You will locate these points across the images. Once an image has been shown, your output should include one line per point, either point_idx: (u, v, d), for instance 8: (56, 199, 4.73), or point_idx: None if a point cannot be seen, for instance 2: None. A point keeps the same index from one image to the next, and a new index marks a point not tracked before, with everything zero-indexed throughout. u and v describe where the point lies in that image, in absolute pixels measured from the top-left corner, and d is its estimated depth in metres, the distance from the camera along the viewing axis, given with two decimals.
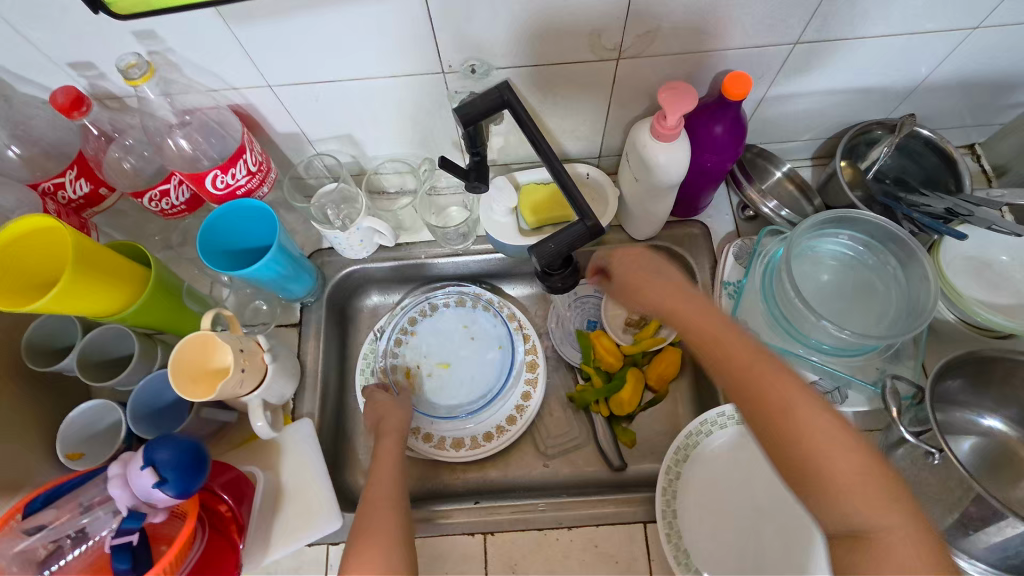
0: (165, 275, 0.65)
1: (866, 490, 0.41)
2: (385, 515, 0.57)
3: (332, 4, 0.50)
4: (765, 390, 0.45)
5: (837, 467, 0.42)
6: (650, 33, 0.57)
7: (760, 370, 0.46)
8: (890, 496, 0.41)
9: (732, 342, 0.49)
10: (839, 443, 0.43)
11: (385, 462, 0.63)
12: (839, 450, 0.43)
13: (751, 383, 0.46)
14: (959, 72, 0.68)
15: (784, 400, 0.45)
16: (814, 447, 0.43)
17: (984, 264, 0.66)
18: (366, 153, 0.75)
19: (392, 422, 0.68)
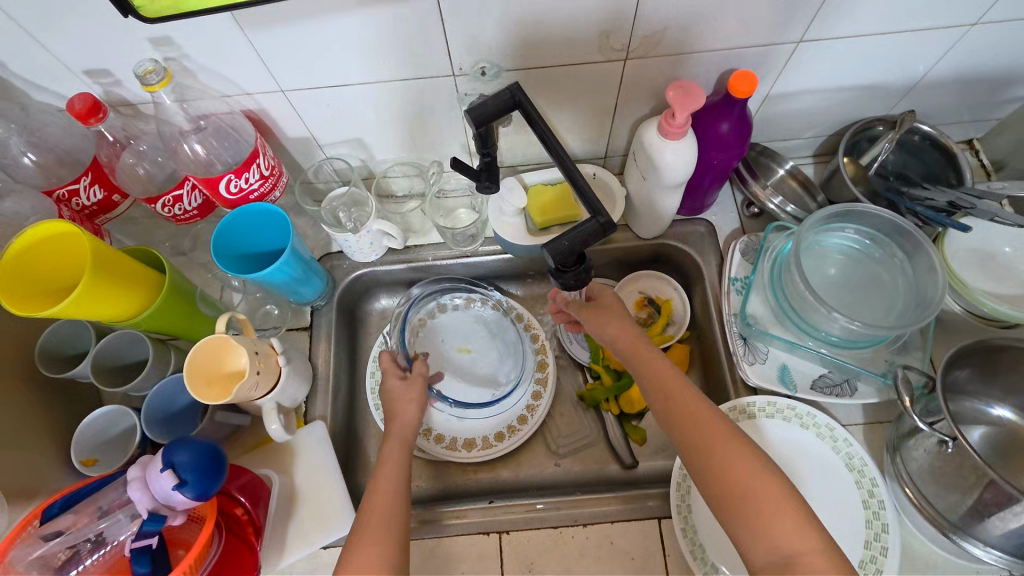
0: (179, 280, 0.65)
1: (791, 521, 0.47)
2: (387, 512, 0.55)
3: (345, 9, 0.51)
4: (705, 427, 0.53)
5: (767, 500, 0.49)
6: (657, 33, 0.58)
7: (696, 403, 0.55)
8: (812, 527, 0.47)
9: (677, 383, 0.58)
10: (768, 483, 0.50)
11: (394, 454, 0.61)
12: (768, 489, 0.49)
13: (691, 419, 0.54)
14: (958, 69, 0.69)
15: (719, 438, 0.52)
16: (748, 483, 0.50)
17: (988, 256, 0.67)
18: (375, 156, 0.75)
19: (404, 413, 0.65)
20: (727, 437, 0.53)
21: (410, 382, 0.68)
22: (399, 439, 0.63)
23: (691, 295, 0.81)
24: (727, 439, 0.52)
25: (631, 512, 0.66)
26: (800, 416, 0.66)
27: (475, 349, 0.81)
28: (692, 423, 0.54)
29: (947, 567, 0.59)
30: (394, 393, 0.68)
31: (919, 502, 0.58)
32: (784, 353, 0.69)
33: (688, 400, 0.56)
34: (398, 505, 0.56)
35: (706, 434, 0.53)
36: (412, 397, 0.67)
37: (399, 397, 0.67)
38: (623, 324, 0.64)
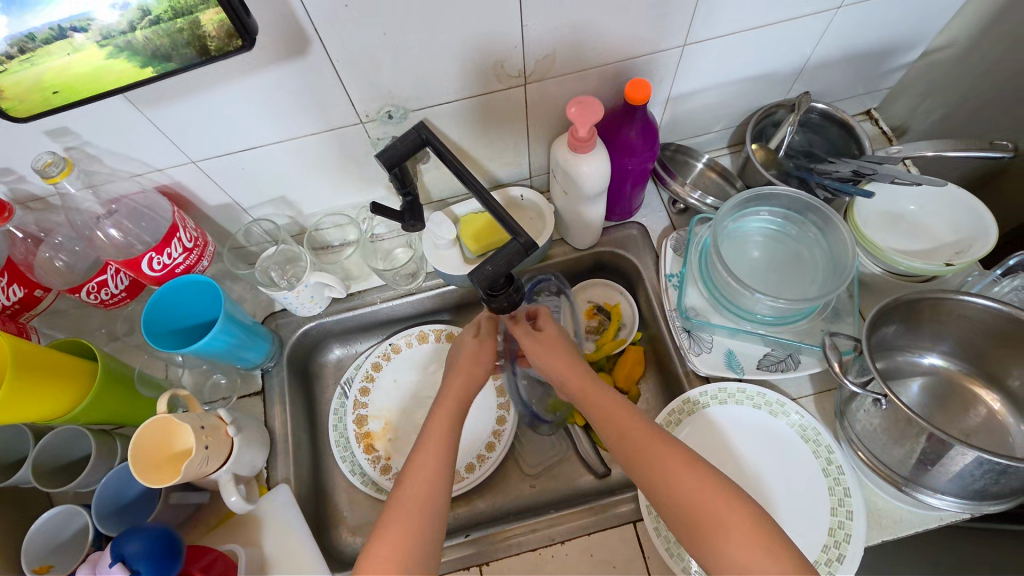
0: (114, 366, 0.64)
1: (745, 536, 0.47)
2: (421, 502, 0.54)
3: (238, 75, 0.52)
4: (650, 450, 0.54)
5: (721, 518, 0.49)
6: (548, 56, 0.61)
7: (634, 424, 0.56)
8: (762, 533, 0.47)
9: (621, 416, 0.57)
10: (725, 499, 0.49)
11: (435, 431, 0.59)
12: (720, 505, 0.49)
13: (629, 441, 0.55)
14: (838, 49, 0.74)
15: (663, 456, 0.53)
16: (693, 504, 0.50)
17: (896, 216, 0.72)
18: (303, 211, 0.76)
19: (463, 377, 0.65)
20: (673, 456, 0.53)
21: (486, 346, 0.67)
22: (446, 413, 0.61)
23: (636, 297, 0.83)
24: (676, 459, 0.53)
25: (605, 521, 0.67)
26: (751, 397, 0.68)
27: None
28: (639, 444, 0.55)
29: (912, 519, 0.61)
30: (462, 347, 0.67)
31: (873, 463, 0.60)
32: (728, 338, 0.71)
33: (632, 430, 0.56)
34: (437, 496, 0.55)
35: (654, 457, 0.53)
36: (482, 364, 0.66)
37: (464, 358, 0.66)
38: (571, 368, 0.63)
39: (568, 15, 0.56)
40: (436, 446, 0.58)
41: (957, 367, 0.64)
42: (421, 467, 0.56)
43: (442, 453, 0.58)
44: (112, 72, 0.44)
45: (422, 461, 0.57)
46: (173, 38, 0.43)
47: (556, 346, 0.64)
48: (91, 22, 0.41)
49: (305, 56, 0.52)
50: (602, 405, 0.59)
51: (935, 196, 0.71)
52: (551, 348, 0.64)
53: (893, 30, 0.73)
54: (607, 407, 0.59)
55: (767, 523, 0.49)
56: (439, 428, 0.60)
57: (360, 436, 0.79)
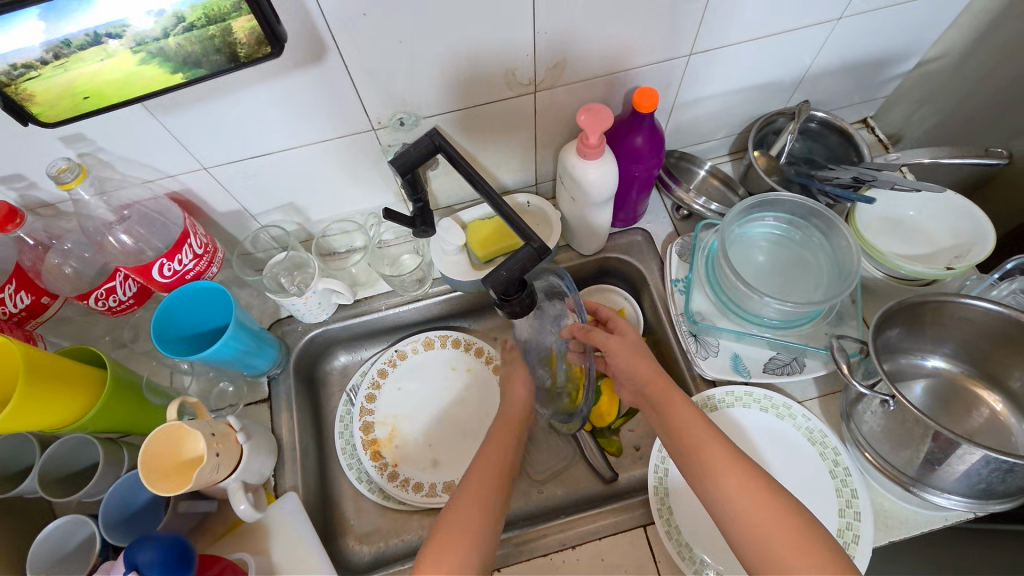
0: (123, 375, 0.63)
1: (791, 541, 0.48)
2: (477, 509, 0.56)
3: (257, 82, 0.53)
4: (709, 455, 0.54)
5: (769, 523, 0.49)
6: (560, 64, 0.61)
7: (698, 426, 0.57)
8: (800, 534, 0.48)
9: (685, 415, 0.58)
10: (774, 506, 0.50)
11: (495, 445, 0.63)
12: (769, 512, 0.50)
13: (691, 443, 0.56)
14: (836, 59, 0.75)
15: (722, 461, 0.54)
16: (747, 508, 0.51)
17: (896, 222, 0.74)
18: (310, 217, 0.76)
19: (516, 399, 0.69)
20: (726, 459, 0.54)
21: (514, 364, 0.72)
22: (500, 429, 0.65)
23: (641, 302, 0.84)
24: (727, 461, 0.53)
25: (615, 526, 0.67)
26: (758, 400, 0.69)
27: (455, 390, 0.83)
28: (695, 449, 0.55)
29: (918, 520, 0.62)
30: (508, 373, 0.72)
31: (880, 464, 0.61)
32: (733, 342, 0.72)
33: (693, 430, 0.57)
34: (492, 504, 0.57)
35: (709, 459, 0.54)
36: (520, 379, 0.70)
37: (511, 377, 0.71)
38: (641, 367, 0.63)
39: (581, 25, 0.57)
40: (495, 459, 0.61)
41: (959, 370, 0.65)
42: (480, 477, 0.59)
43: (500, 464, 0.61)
44: (142, 79, 0.44)
45: (479, 471, 0.60)
46: (204, 45, 0.44)
47: (633, 346, 0.65)
48: (126, 28, 0.41)
49: (324, 62, 0.53)
50: (669, 408, 0.59)
51: (935, 202, 0.72)
52: (629, 347, 0.64)
53: (889, 41, 0.75)
54: (671, 410, 0.59)
55: (818, 531, 0.49)
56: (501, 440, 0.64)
57: (367, 443, 0.78)
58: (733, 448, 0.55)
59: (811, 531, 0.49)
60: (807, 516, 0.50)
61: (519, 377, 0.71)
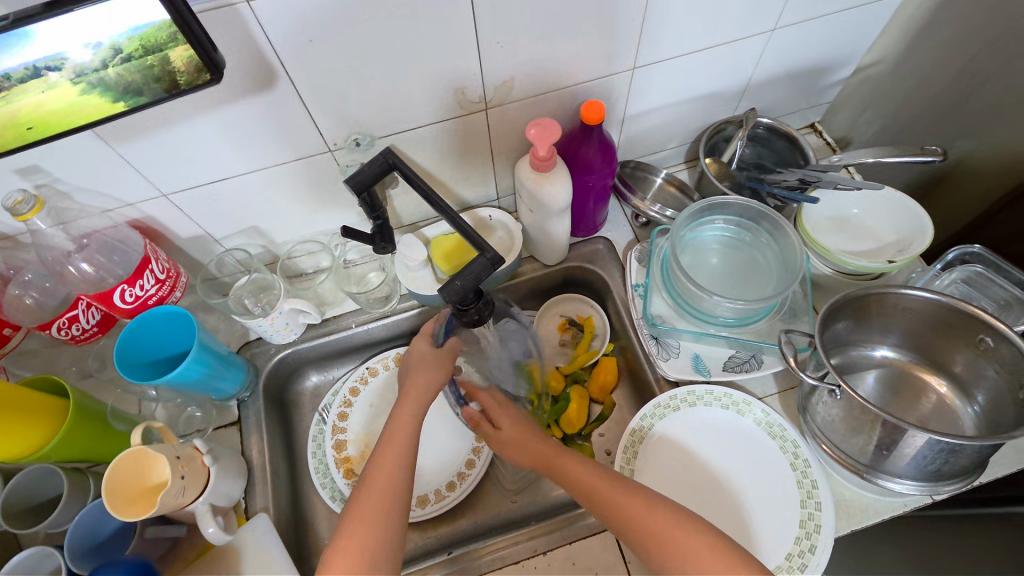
0: (84, 403, 0.64)
1: (704, 551, 0.51)
2: (382, 499, 0.56)
3: (210, 108, 0.54)
4: (623, 506, 0.55)
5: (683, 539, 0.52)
6: (507, 82, 0.64)
7: (600, 482, 0.57)
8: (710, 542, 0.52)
9: (589, 475, 0.58)
10: (682, 528, 0.53)
11: (392, 448, 0.59)
12: (683, 531, 0.53)
13: (603, 501, 0.56)
14: (776, 68, 0.79)
15: (626, 499, 0.55)
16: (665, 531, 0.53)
17: (842, 220, 0.77)
18: (275, 240, 0.77)
19: (423, 379, 0.65)
20: (638, 504, 0.55)
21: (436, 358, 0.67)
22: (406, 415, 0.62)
23: (607, 309, 0.86)
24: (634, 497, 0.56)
25: (584, 529, 0.67)
26: (719, 398, 0.71)
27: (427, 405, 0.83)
28: (607, 493, 0.57)
29: (878, 507, 0.63)
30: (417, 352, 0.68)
31: (836, 454, 0.63)
32: (693, 343, 0.74)
33: (599, 482, 0.58)
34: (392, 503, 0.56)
35: (625, 511, 0.55)
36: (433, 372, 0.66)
37: (422, 364, 0.66)
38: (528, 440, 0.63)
39: (524, 44, 0.60)
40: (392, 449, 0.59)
41: (906, 358, 0.68)
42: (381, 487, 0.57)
43: (395, 464, 0.58)
44: (85, 108, 0.46)
45: (378, 486, 0.57)
46: (144, 74, 0.45)
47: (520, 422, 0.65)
48: (65, 61, 0.42)
49: (275, 88, 0.55)
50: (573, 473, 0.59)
51: (877, 200, 0.76)
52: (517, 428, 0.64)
53: (825, 49, 0.79)
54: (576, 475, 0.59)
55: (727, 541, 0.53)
56: (397, 441, 0.60)
57: (339, 461, 0.78)
58: (638, 487, 0.57)
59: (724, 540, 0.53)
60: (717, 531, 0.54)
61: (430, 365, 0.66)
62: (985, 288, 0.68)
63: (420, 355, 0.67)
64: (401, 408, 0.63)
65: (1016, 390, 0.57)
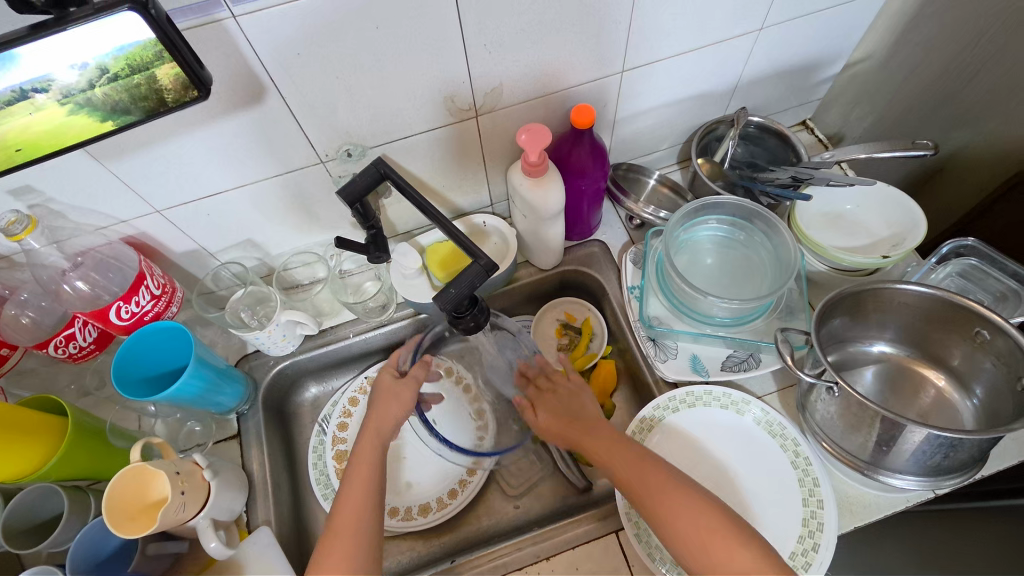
0: (83, 421, 0.64)
1: (734, 552, 0.52)
2: (355, 517, 0.58)
3: (200, 124, 0.55)
4: (661, 494, 0.56)
5: (717, 536, 0.53)
6: (496, 89, 0.64)
7: (645, 470, 0.58)
8: (742, 544, 0.52)
9: (630, 465, 0.59)
10: (716, 527, 0.53)
11: (361, 474, 0.62)
12: (718, 529, 0.53)
13: (648, 490, 0.57)
14: (765, 67, 0.79)
15: (666, 491, 0.56)
16: (702, 525, 0.54)
17: (837, 216, 0.77)
18: (271, 252, 0.77)
19: (383, 412, 0.67)
20: (683, 497, 0.55)
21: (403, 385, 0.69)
22: (370, 445, 0.64)
23: (604, 312, 0.86)
24: (670, 487, 0.56)
25: (587, 534, 0.67)
26: (718, 398, 0.71)
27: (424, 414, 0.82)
28: (647, 482, 0.57)
29: (881, 503, 0.63)
30: (382, 386, 0.69)
31: (836, 451, 0.62)
32: (691, 344, 0.74)
33: (639, 470, 0.59)
34: (365, 518, 0.59)
35: (663, 499, 0.56)
36: (395, 400, 0.67)
37: (385, 394, 0.68)
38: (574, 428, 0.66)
39: (512, 51, 0.60)
40: (365, 474, 0.62)
41: (904, 353, 0.68)
42: (351, 506, 0.59)
43: (367, 485, 0.61)
44: (73, 128, 0.46)
45: (349, 507, 0.59)
46: (130, 93, 0.45)
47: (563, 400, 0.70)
48: (51, 82, 0.42)
49: (265, 101, 0.55)
50: (616, 461, 0.60)
51: (869, 196, 0.76)
52: (562, 411, 0.69)
53: (813, 47, 0.79)
54: (621, 463, 0.60)
55: (758, 542, 0.53)
56: (362, 475, 0.62)
57: (340, 472, 0.78)
58: (684, 482, 0.57)
59: (755, 541, 0.53)
60: (752, 531, 0.54)
61: (393, 395, 0.68)
62: (981, 280, 0.68)
63: (383, 385, 0.69)
64: (362, 440, 0.65)
65: (1015, 382, 0.57)
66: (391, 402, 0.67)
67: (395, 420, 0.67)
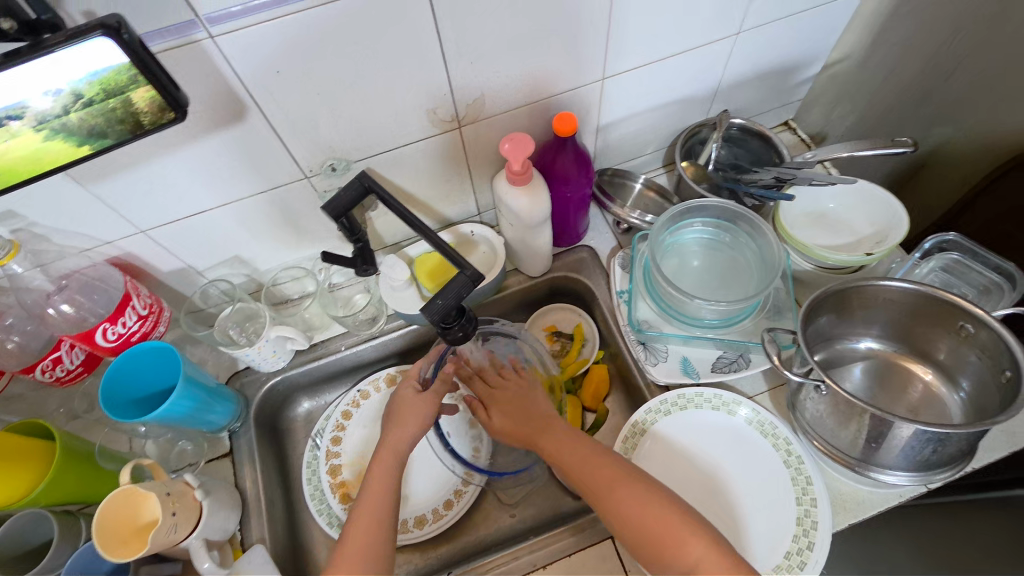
0: (72, 445, 0.64)
1: (697, 550, 0.53)
2: (366, 534, 0.59)
3: (182, 143, 0.55)
4: (616, 494, 0.57)
5: (678, 536, 0.54)
6: (478, 100, 0.65)
7: (597, 468, 0.60)
8: (707, 545, 0.53)
9: (584, 462, 0.61)
10: (682, 527, 0.54)
11: (375, 495, 0.61)
12: (680, 528, 0.54)
13: (602, 489, 0.58)
14: (745, 69, 0.80)
15: (621, 491, 0.57)
16: (660, 524, 0.55)
17: (820, 216, 0.78)
18: (259, 268, 0.77)
19: (403, 427, 0.66)
20: (637, 499, 0.56)
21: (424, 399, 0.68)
22: (385, 462, 0.64)
23: (595, 317, 0.86)
24: (623, 486, 0.58)
25: (583, 540, 0.67)
26: (709, 400, 0.71)
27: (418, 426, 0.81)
28: (601, 481, 0.59)
29: (874, 499, 0.63)
30: (402, 399, 0.68)
31: (828, 449, 0.63)
32: (681, 346, 0.74)
33: (589, 468, 0.60)
34: (378, 536, 0.59)
35: (618, 498, 0.57)
36: (416, 416, 0.67)
37: (407, 409, 0.67)
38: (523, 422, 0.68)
39: (491, 62, 0.61)
40: (375, 492, 0.62)
41: (890, 349, 0.68)
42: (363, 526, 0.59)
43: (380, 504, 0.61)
44: (49, 153, 0.46)
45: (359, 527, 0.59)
46: (107, 117, 0.45)
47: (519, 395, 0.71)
48: (26, 109, 0.42)
49: (246, 119, 0.55)
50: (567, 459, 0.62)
51: (852, 193, 0.77)
52: (512, 408, 0.70)
53: (792, 48, 0.80)
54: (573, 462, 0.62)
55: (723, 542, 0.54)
56: (377, 495, 0.62)
57: (335, 486, 0.78)
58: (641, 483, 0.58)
59: (720, 541, 0.54)
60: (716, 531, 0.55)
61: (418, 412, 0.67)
62: (964, 274, 0.69)
63: (404, 399, 0.68)
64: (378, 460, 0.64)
65: (999, 374, 0.58)
66: (412, 419, 0.66)
67: (414, 435, 0.66)
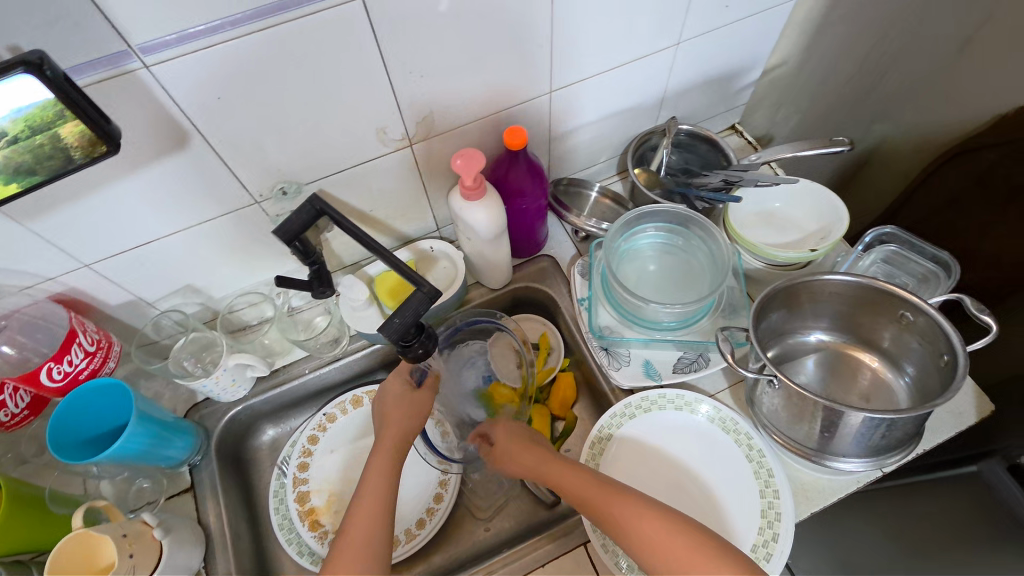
0: (20, 491, 0.61)
1: (689, 553, 0.52)
2: (367, 531, 0.57)
3: (123, 174, 0.54)
4: (613, 507, 0.56)
5: (670, 538, 0.53)
6: (428, 117, 0.65)
7: (588, 483, 0.59)
8: (699, 549, 0.53)
9: (575, 480, 0.60)
10: (672, 531, 0.54)
11: (369, 491, 0.60)
12: (673, 533, 0.54)
13: (597, 504, 0.57)
14: (688, 78, 0.83)
15: (618, 501, 0.57)
16: (653, 527, 0.54)
17: (768, 215, 0.81)
18: (214, 295, 0.76)
19: (396, 424, 0.65)
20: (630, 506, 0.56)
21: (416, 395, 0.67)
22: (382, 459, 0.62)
23: (559, 325, 0.87)
24: (620, 497, 0.57)
25: (556, 549, 0.67)
26: (672, 400, 0.72)
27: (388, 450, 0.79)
28: (599, 495, 0.58)
29: (833, 486, 0.65)
30: (389, 390, 0.68)
31: (787, 441, 0.65)
32: (643, 349, 0.75)
33: (583, 484, 0.59)
34: (375, 534, 0.57)
35: (615, 512, 0.56)
36: (410, 408, 0.66)
37: (399, 404, 0.67)
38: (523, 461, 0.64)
39: (438, 80, 0.61)
40: (373, 488, 0.60)
41: (839, 339, 0.71)
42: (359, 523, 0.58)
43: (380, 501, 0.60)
44: None
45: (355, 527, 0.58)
46: (35, 153, 0.44)
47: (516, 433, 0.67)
48: None
49: (190, 146, 0.54)
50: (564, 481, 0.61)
51: (795, 192, 0.80)
52: (512, 441, 0.66)
53: (731, 56, 0.83)
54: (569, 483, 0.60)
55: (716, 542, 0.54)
56: (375, 485, 0.60)
57: (304, 514, 0.76)
58: (632, 493, 0.57)
59: (714, 545, 0.53)
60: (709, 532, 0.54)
61: (413, 409, 0.67)
62: (904, 264, 0.73)
63: (393, 393, 0.68)
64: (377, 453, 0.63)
65: (938, 358, 0.60)
66: (405, 414, 0.66)
67: (412, 427, 0.66)
